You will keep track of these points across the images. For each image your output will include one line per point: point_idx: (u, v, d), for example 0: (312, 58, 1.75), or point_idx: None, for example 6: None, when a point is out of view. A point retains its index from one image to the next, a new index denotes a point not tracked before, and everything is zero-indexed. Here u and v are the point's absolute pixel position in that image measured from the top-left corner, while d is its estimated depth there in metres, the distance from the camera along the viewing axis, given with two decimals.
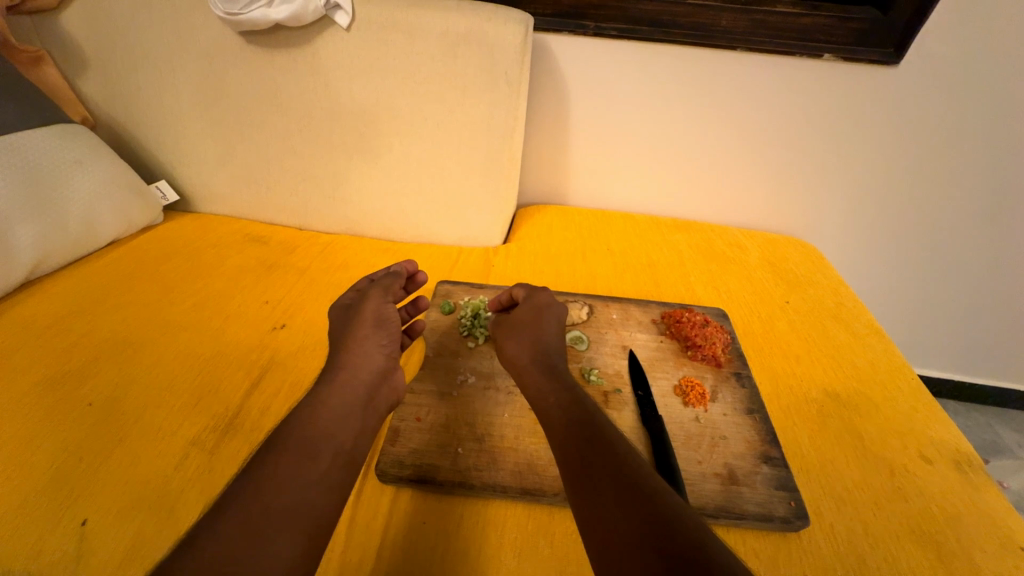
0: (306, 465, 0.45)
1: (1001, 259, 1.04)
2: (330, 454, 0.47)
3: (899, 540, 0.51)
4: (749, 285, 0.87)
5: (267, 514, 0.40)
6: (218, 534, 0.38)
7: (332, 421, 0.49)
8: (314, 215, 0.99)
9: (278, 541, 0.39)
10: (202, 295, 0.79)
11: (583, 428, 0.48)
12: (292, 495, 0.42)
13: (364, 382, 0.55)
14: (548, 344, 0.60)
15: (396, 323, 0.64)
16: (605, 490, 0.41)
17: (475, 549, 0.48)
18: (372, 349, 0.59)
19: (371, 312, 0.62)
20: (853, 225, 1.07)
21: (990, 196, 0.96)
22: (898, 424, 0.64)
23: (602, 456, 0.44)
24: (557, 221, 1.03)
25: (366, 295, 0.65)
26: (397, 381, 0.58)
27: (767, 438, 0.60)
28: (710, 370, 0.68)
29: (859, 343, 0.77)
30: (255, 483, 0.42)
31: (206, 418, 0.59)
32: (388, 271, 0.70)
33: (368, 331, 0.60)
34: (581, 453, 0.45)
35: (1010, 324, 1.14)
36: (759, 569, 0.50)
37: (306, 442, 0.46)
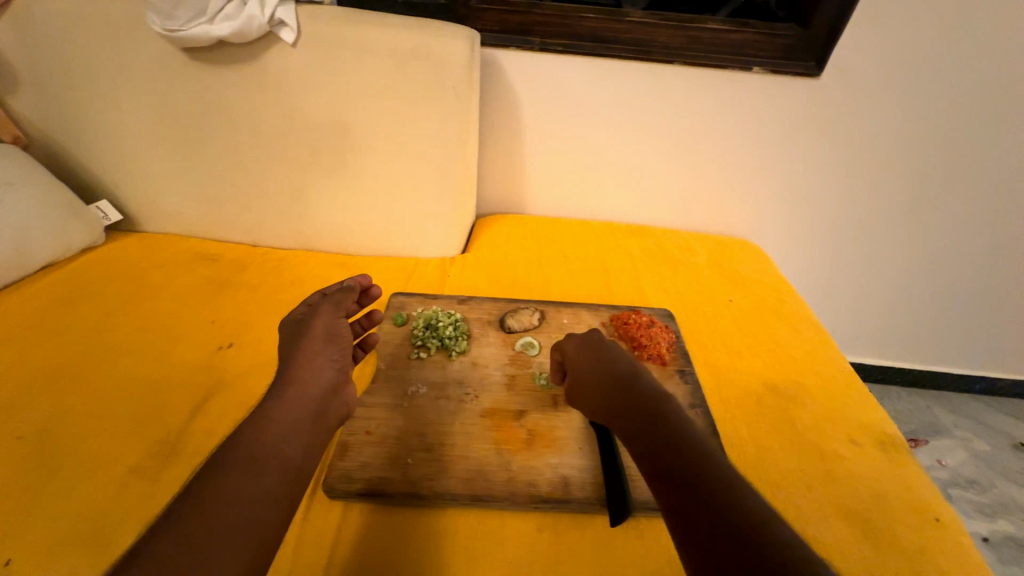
0: (252, 481, 0.44)
1: (924, 249, 1.13)
2: (278, 468, 0.46)
3: (829, 519, 0.55)
4: (698, 285, 0.92)
5: (210, 531, 0.39)
6: (155, 554, 0.36)
7: (280, 437, 0.48)
8: (266, 231, 0.97)
9: (220, 558, 0.38)
10: (147, 317, 0.76)
11: (681, 461, 0.41)
12: (237, 510, 0.41)
13: (314, 397, 0.54)
14: (629, 378, 0.53)
15: (347, 338, 0.64)
16: (721, 541, 0.35)
17: (426, 559, 0.48)
18: (322, 364, 0.58)
19: (321, 328, 0.62)
20: (793, 224, 1.13)
21: (905, 193, 1.05)
22: (831, 410, 0.68)
23: (709, 493, 0.38)
24: (512, 230, 1.05)
25: (316, 310, 0.64)
26: (348, 395, 0.58)
27: (708, 431, 0.62)
28: (656, 369, 0.71)
29: (798, 337, 0.81)
30: (197, 500, 0.41)
31: (148, 443, 0.58)
32: (340, 286, 0.69)
33: (317, 346, 0.59)
34: (680, 487, 0.40)
35: (936, 310, 1.24)
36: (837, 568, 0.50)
37: (252, 458, 0.45)
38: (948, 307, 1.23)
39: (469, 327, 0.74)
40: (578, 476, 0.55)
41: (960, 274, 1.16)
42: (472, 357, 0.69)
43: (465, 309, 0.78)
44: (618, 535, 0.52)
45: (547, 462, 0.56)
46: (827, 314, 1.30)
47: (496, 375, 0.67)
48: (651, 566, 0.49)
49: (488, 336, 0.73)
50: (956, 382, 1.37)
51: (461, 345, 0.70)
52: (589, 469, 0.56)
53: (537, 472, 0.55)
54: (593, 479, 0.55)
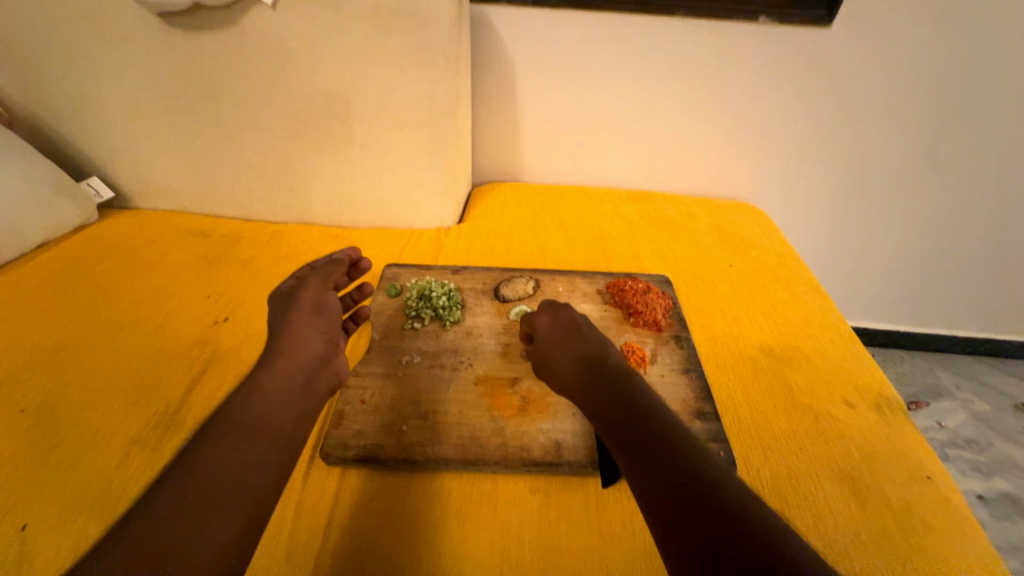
0: (244, 448, 0.44)
1: (935, 210, 1.09)
2: (269, 437, 0.47)
3: (819, 479, 0.55)
4: (696, 251, 0.90)
5: (203, 495, 0.40)
6: (151, 517, 0.37)
7: (270, 407, 0.49)
8: (257, 205, 0.96)
9: (214, 521, 0.39)
10: (141, 293, 0.76)
11: (650, 442, 0.42)
12: (231, 476, 0.42)
13: (304, 368, 0.54)
14: (600, 356, 0.53)
15: (336, 309, 0.64)
16: (685, 514, 0.36)
17: (420, 520, 0.50)
18: (311, 336, 0.58)
19: (309, 300, 0.62)
20: (798, 188, 1.09)
21: (921, 150, 1.00)
22: (828, 374, 0.67)
23: (680, 471, 0.39)
24: (508, 199, 1.03)
25: (304, 283, 0.64)
26: (339, 365, 0.59)
27: (701, 395, 0.62)
28: (651, 335, 0.70)
29: (798, 302, 0.80)
30: (190, 465, 0.41)
31: (149, 414, 0.59)
32: (328, 258, 0.68)
33: (305, 317, 0.59)
34: (649, 468, 0.40)
35: (945, 272, 1.21)
36: (827, 524, 0.51)
37: (243, 427, 0.46)
38: (957, 269, 1.19)
39: (462, 297, 0.73)
40: (570, 441, 0.56)
41: (971, 236, 1.13)
42: (465, 327, 0.69)
43: (459, 279, 0.77)
44: (608, 495, 0.53)
45: (539, 427, 0.57)
46: (830, 278, 1.28)
47: (489, 344, 0.67)
48: (638, 524, 0.51)
49: (482, 306, 0.72)
50: (962, 344, 1.35)
51: (455, 315, 0.70)
52: (580, 433, 0.57)
53: (530, 437, 0.56)
54: (585, 443, 0.56)
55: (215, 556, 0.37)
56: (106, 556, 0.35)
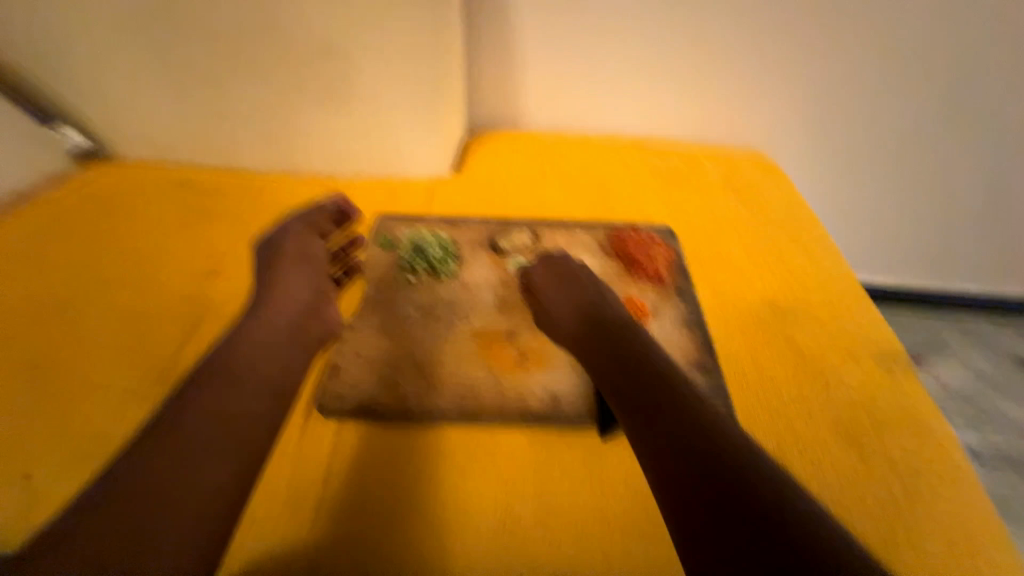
0: (231, 396, 0.44)
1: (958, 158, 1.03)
2: (255, 384, 0.46)
3: (819, 430, 0.55)
4: (702, 203, 0.86)
5: (191, 443, 0.39)
6: (145, 468, 0.37)
7: (257, 355, 0.48)
8: (243, 155, 0.91)
9: (205, 466, 0.39)
10: (127, 247, 0.74)
11: (645, 386, 0.43)
12: (217, 425, 0.42)
13: (292, 318, 0.54)
14: (596, 307, 0.54)
15: (321, 258, 0.63)
16: (678, 452, 0.37)
17: (419, 471, 0.50)
18: (298, 285, 0.58)
19: (293, 250, 0.61)
20: (814, 136, 1.03)
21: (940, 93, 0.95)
22: (833, 328, 0.66)
23: (672, 414, 0.40)
24: (507, 150, 0.97)
25: (286, 232, 0.63)
26: (330, 316, 0.59)
27: (702, 348, 0.61)
28: (653, 289, 0.68)
29: (807, 256, 0.77)
30: (179, 418, 0.41)
31: (143, 368, 0.58)
32: (313, 209, 0.68)
33: (289, 268, 0.59)
34: (644, 411, 0.41)
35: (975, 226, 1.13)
36: (825, 474, 0.51)
37: (229, 375, 0.45)
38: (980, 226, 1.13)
39: (458, 250, 0.71)
40: (568, 393, 0.55)
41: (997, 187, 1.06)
42: (462, 280, 0.67)
43: (454, 231, 0.74)
44: (606, 447, 0.53)
45: (537, 379, 0.56)
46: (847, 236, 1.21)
47: (486, 297, 0.65)
48: (636, 473, 0.51)
49: (478, 259, 0.70)
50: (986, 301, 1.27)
51: (450, 269, 0.67)
52: (579, 385, 0.56)
53: (527, 390, 0.56)
54: (584, 394, 0.55)
55: (208, 501, 0.38)
56: (104, 508, 0.35)
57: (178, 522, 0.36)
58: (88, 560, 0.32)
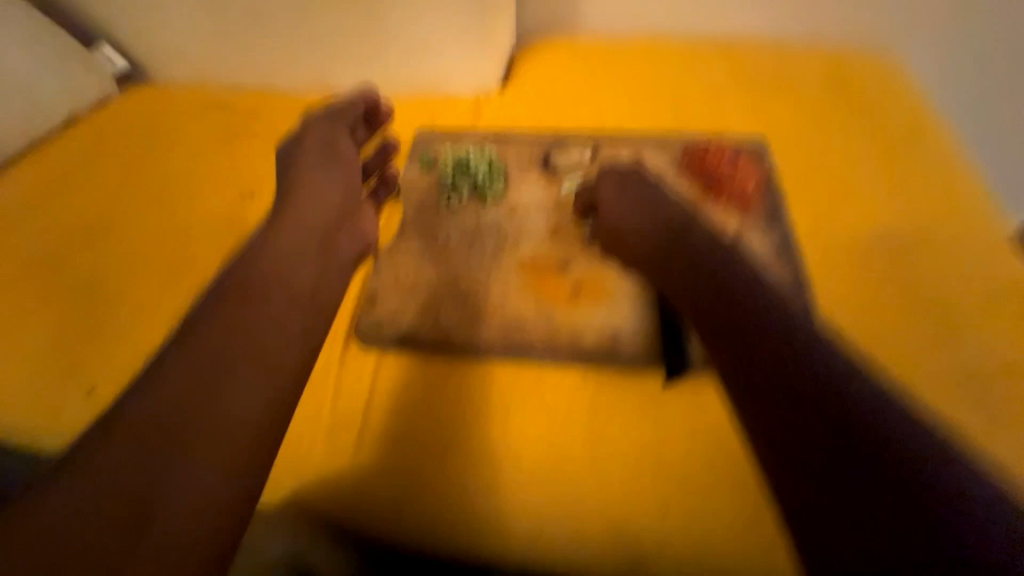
0: (259, 310, 0.36)
1: None
2: (282, 297, 0.37)
3: (936, 387, 0.46)
4: (801, 113, 0.70)
5: (215, 362, 0.32)
6: (166, 383, 0.31)
7: (285, 261, 0.40)
8: (275, 70, 0.85)
9: (231, 392, 0.32)
10: (167, 169, 0.72)
11: (748, 319, 0.33)
12: (245, 341, 0.34)
13: (321, 220, 0.45)
14: (681, 222, 0.44)
15: (351, 156, 0.54)
16: (804, 416, 0.28)
17: (463, 406, 0.47)
18: (323, 183, 0.49)
19: (316, 142, 0.52)
20: (961, 24, 0.79)
21: None
22: (969, 266, 0.53)
23: (791, 357, 0.30)
24: (562, 56, 0.83)
25: (309, 127, 0.54)
26: (363, 226, 0.51)
27: (796, 284, 0.51)
28: (736, 214, 0.57)
29: (942, 176, 0.61)
30: (201, 328, 0.34)
31: (189, 287, 0.58)
32: (338, 105, 0.58)
33: (313, 162, 0.50)
34: (750, 353, 0.32)
35: None
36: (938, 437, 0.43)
37: (255, 285, 0.37)
38: None
39: (506, 169, 0.63)
40: (629, 330, 0.49)
41: None
42: (509, 203, 0.59)
43: (501, 148, 0.65)
44: (671, 390, 0.47)
45: (594, 313, 0.50)
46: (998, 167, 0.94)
47: (537, 222, 0.57)
48: (706, 422, 0.45)
49: (528, 179, 0.62)
50: None
51: (497, 189, 0.60)
52: (643, 322, 0.49)
53: (583, 325, 0.49)
54: (648, 332, 0.48)
55: (238, 432, 0.31)
56: (123, 425, 0.29)
57: (195, 462, 0.29)
58: (101, 493, 0.27)
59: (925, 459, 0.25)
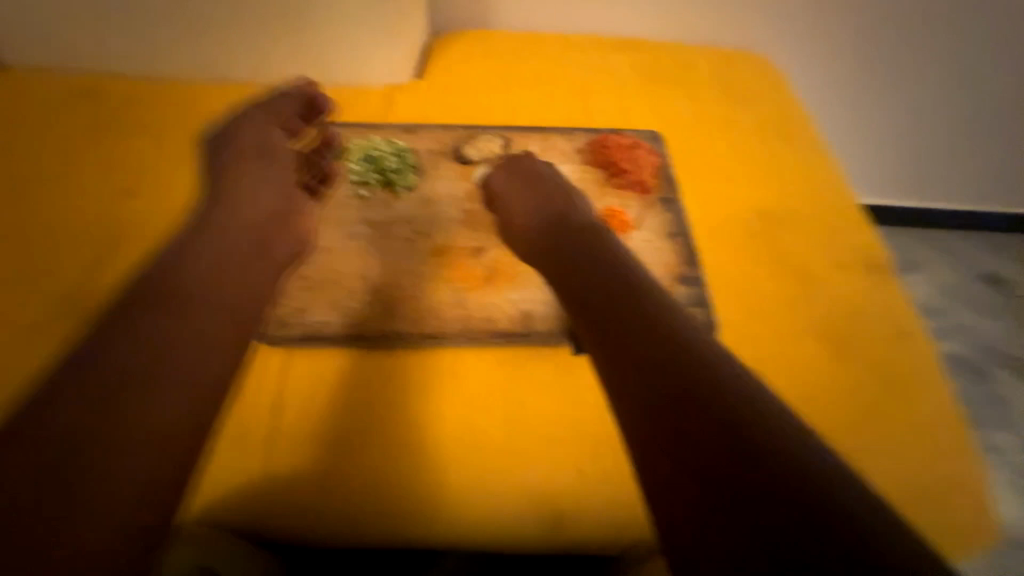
0: (185, 336, 0.31)
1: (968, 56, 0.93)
2: (215, 319, 0.33)
3: (802, 342, 0.52)
4: (692, 106, 0.77)
5: (125, 399, 0.27)
6: (107, 364, 0.28)
7: (216, 274, 0.35)
8: (157, 56, 0.77)
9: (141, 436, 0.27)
10: (24, 166, 0.63)
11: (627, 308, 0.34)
12: (167, 376, 0.29)
13: (254, 220, 0.42)
14: (570, 214, 0.45)
15: (288, 155, 0.51)
16: (675, 412, 0.28)
17: (378, 398, 0.46)
18: (260, 189, 0.45)
19: (247, 141, 0.49)
20: (818, 30, 0.91)
21: None
22: (825, 237, 0.62)
23: (666, 350, 0.31)
24: (474, 47, 0.84)
25: (241, 122, 0.51)
26: (302, 228, 0.47)
27: (687, 259, 0.56)
28: (636, 198, 0.62)
29: (802, 161, 0.71)
30: (117, 339, 0.29)
31: (64, 299, 0.52)
32: (275, 97, 0.54)
33: (246, 163, 0.47)
34: (628, 343, 0.32)
35: (979, 137, 1.05)
36: (802, 383, 0.50)
37: (180, 303, 0.32)
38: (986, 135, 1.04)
39: (417, 160, 0.62)
40: (541, 311, 0.51)
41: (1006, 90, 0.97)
42: (421, 193, 0.59)
43: (412, 139, 0.64)
44: (581, 365, 0.49)
45: (506, 297, 0.51)
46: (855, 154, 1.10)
47: (450, 211, 0.58)
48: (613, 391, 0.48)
49: (440, 169, 0.62)
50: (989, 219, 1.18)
51: (408, 180, 0.60)
52: (553, 302, 0.51)
53: (496, 309, 0.51)
54: (558, 312, 0.51)
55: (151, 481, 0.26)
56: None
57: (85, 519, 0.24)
58: None
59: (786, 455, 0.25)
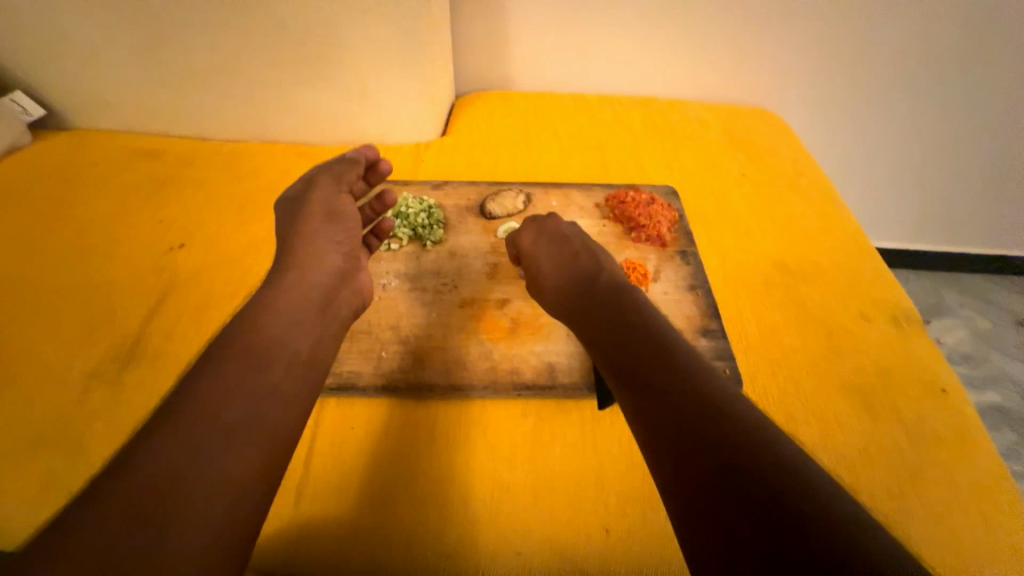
0: (256, 377, 0.38)
1: (988, 115, 0.94)
2: (282, 364, 0.40)
3: (831, 397, 0.52)
4: (705, 162, 0.81)
5: (216, 427, 0.34)
6: (200, 405, 0.35)
7: (283, 328, 0.42)
8: (211, 120, 0.84)
9: (228, 457, 0.34)
10: (86, 222, 0.69)
11: (656, 364, 0.37)
12: (241, 408, 0.36)
13: (322, 284, 0.48)
14: (599, 273, 0.48)
15: (354, 215, 0.56)
16: (703, 459, 0.31)
17: (408, 447, 0.47)
18: (327, 248, 0.51)
19: (321, 202, 0.54)
20: (825, 91, 0.95)
21: (965, 49, 0.85)
22: (845, 289, 0.62)
23: (690, 402, 0.34)
24: (496, 107, 0.90)
25: (313, 184, 0.56)
26: (359, 283, 0.53)
27: (708, 312, 0.57)
28: (655, 251, 0.64)
29: (816, 213, 0.73)
30: (205, 381, 0.36)
31: (109, 345, 0.54)
32: (341, 159, 0.59)
33: (319, 224, 0.52)
34: (658, 394, 0.35)
35: (996, 189, 1.05)
36: (837, 441, 0.49)
37: (252, 350, 0.39)
38: (1000, 188, 1.05)
39: (445, 215, 0.66)
40: (564, 363, 0.52)
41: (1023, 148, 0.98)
42: (448, 247, 0.62)
43: (439, 195, 0.69)
44: (605, 417, 0.50)
45: (531, 349, 0.53)
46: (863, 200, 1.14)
47: (476, 265, 0.60)
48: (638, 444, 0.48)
49: (466, 224, 0.65)
50: (1002, 264, 1.19)
51: (437, 235, 0.63)
52: (575, 354, 0.53)
53: (521, 360, 0.52)
54: (581, 364, 0.52)
55: (234, 495, 0.33)
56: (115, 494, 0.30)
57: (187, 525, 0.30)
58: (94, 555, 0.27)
59: (808, 506, 0.27)
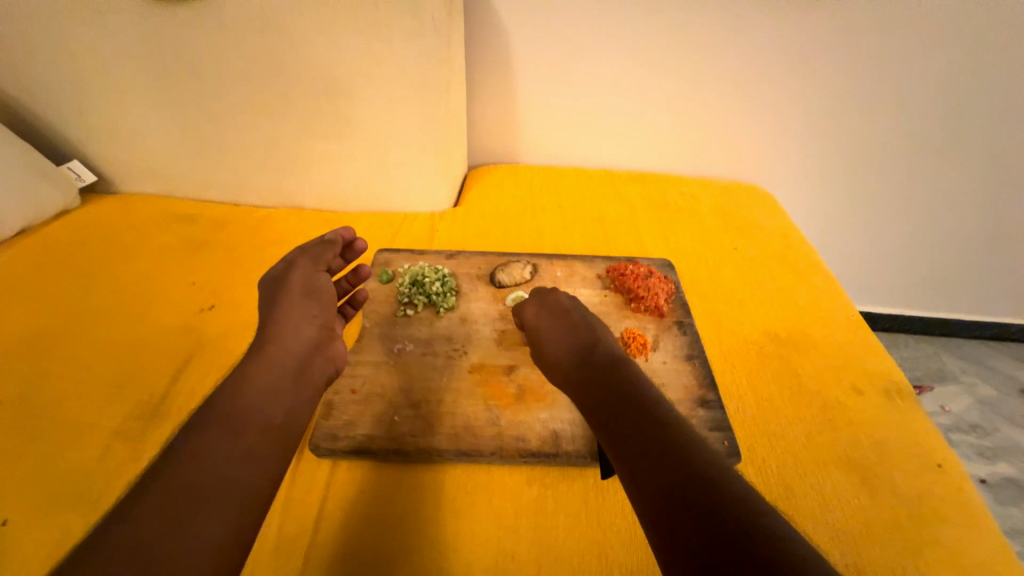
0: (231, 442, 0.41)
1: (960, 194, 1.02)
2: (256, 429, 0.43)
3: (828, 470, 0.53)
4: (701, 235, 0.87)
5: (191, 490, 0.37)
6: (179, 470, 0.38)
7: (258, 397, 0.45)
8: (246, 188, 0.92)
9: (203, 517, 0.36)
10: (124, 281, 0.74)
11: (648, 434, 0.39)
12: (213, 472, 0.39)
13: (296, 354, 0.51)
14: (596, 345, 0.51)
15: (328, 290, 0.61)
16: (695, 527, 0.33)
17: (414, 512, 0.48)
18: (302, 321, 0.55)
19: (299, 281, 0.59)
20: (810, 170, 1.04)
21: (929, 138, 0.96)
22: (837, 361, 0.65)
23: (681, 472, 0.36)
24: (506, 181, 0.99)
25: (293, 264, 0.61)
26: (333, 351, 0.56)
27: (704, 382, 0.60)
28: (653, 321, 0.68)
29: (805, 286, 0.77)
30: (187, 447, 0.39)
31: (133, 403, 0.57)
32: (320, 240, 0.65)
33: (296, 299, 0.57)
34: (650, 463, 0.37)
35: (976, 260, 1.12)
36: (835, 516, 0.50)
37: (229, 417, 0.42)
38: (981, 259, 1.12)
39: (457, 283, 0.71)
40: (569, 430, 0.54)
41: (996, 223, 1.06)
42: (460, 313, 0.67)
43: (453, 264, 0.74)
44: (608, 487, 0.51)
45: (536, 416, 0.55)
46: (855, 268, 1.19)
47: (485, 331, 0.64)
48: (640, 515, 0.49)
49: (476, 292, 0.70)
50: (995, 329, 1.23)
51: (449, 302, 0.67)
52: (579, 422, 0.55)
53: (526, 427, 0.54)
54: (585, 432, 0.54)
55: (210, 555, 0.35)
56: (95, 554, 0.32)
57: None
58: None
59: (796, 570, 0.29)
